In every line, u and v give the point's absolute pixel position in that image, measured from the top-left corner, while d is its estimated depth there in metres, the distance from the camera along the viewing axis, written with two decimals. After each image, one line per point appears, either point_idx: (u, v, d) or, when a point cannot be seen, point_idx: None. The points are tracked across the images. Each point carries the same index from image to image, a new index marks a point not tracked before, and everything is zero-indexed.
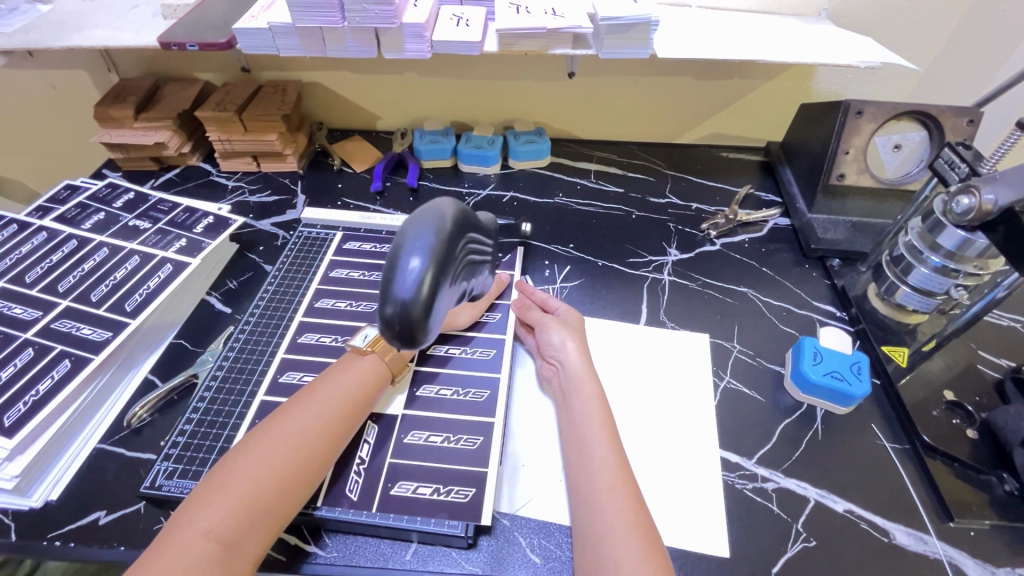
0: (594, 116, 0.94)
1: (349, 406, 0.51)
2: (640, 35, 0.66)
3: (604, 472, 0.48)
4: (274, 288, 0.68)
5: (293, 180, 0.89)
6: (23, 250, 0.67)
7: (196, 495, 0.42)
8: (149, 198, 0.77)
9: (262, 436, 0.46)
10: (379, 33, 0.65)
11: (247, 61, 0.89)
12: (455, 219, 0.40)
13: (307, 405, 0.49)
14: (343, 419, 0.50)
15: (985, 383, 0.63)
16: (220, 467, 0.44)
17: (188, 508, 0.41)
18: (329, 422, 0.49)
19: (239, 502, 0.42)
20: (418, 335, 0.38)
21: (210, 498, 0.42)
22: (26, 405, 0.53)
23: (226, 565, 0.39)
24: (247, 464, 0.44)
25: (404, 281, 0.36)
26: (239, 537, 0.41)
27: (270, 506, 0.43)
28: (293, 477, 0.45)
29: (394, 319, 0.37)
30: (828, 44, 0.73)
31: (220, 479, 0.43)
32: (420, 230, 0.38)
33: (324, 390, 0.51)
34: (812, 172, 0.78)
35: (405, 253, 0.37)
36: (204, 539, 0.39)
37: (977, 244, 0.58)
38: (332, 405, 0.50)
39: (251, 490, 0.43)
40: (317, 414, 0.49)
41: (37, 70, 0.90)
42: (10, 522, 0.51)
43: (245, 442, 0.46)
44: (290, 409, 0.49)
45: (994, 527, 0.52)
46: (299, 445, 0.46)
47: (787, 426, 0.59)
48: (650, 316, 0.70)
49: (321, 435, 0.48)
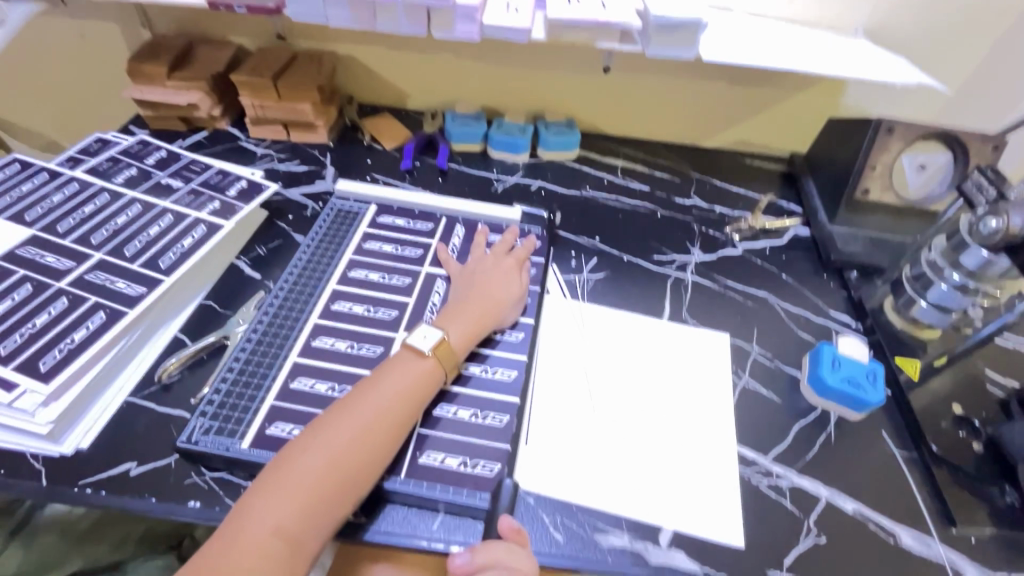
0: (625, 113, 0.95)
1: (408, 401, 0.51)
2: (687, 36, 0.67)
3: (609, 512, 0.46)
4: (308, 257, 0.68)
5: (322, 152, 0.89)
6: (54, 200, 0.67)
7: (261, 486, 0.44)
8: (181, 158, 0.77)
9: (323, 431, 0.47)
10: (431, 11, 0.66)
11: (283, 27, 0.89)
12: None
13: (365, 401, 0.50)
14: (403, 413, 0.50)
15: (991, 401, 0.65)
16: (284, 458, 0.46)
17: (255, 504, 0.43)
18: (388, 420, 0.49)
19: (301, 499, 0.44)
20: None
21: (275, 493, 0.44)
22: (61, 352, 0.53)
23: (292, 559, 0.42)
24: (309, 461, 0.45)
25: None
26: (303, 534, 0.43)
27: (331, 504, 0.45)
28: (353, 475, 0.46)
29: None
30: (866, 60, 0.74)
31: (284, 473, 0.45)
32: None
33: (381, 386, 0.51)
34: (835, 185, 0.80)
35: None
36: (270, 537, 0.42)
37: (999, 265, 0.61)
38: (391, 402, 0.50)
39: (313, 489, 0.44)
40: (376, 409, 0.49)
41: (68, 18, 0.89)
42: (40, 467, 0.51)
43: (308, 438, 0.47)
44: (348, 405, 0.50)
45: (993, 535, 0.55)
46: (359, 445, 0.47)
47: (801, 427, 0.61)
48: (673, 312, 0.71)
49: (381, 433, 0.49)
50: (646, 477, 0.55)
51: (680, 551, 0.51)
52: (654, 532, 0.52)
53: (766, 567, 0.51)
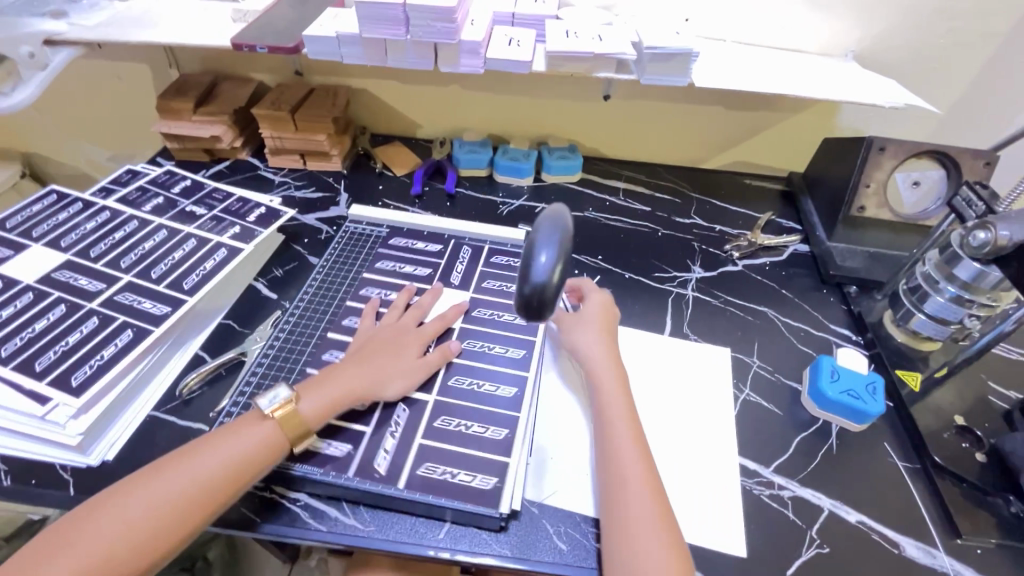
0: (626, 138, 0.98)
1: (252, 462, 0.50)
2: (680, 64, 0.70)
3: (629, 461, 0.52)
4: (322, 278, 0.72)
5: (336, 179, 0.93)
6: (87, 227, 0.72)
7: (109, 497, 0.46)
8: (204, 187, 0.81)
9: (177, 461, 0.49)
10: (438, 47, 0.70)
11: (301, 65, 0.95)
12: (574, 224, 0.45)
13: (210, 451, 0.49)
14: (243, 470, 0.49)
15: (993, 412, 0.66)
16: (106, 496, 0.46)
17: (101, 513, 0.45)
18: (228, 472, 0.49)
19: (125, 534, 0.44)
20: (547, 312, 0.44)
21: (103, 518, 0.45)
22: (91, 368, 0.56)
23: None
24: (122, 509, 0.45)
25: (540, 267, 0.42)
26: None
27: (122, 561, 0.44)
28: (160, 533, 0.45)
29: (528, 302, 0.42)
30: (856, 83, 0.77)
31: (92, 520, 0.45)
32: (549, 227, 0.44)
33: (232, 440, 0.50)
34: (833, 203, 0.82)
35: (536, 246, 0.43)
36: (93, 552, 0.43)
37: (991, 277, 0.62)
38: (235, 459, 0.49)
39: (134, 530, 0.45)
40: (221, 462, 0.49)
41: (105, 60, 0.95)
42: (68, 477, 0.54)
43: (158, 468, 0.48)
44: (210, 442, 0.50)
45: (1000, 546, 0.54)
46: (196, 484, 0.47)
47: (803, 439, 0.62)
48: (674, 327, 0.73)
49: (214, 488, 0.48)
50: None
51: None
52: None
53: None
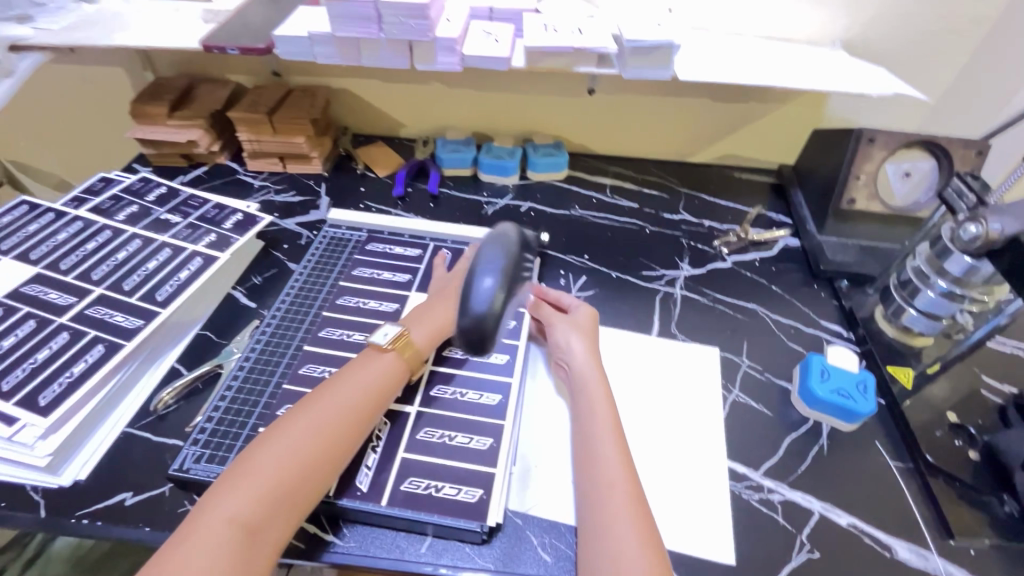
0: (613, 133, 0.97)
1: (372, 397, 0.53)
2: (662, 57, 0.69)
3: (606, 465, 0.51)
4: (300, 285, 0.70)
5: (317, 182, 0.91)
6: (59, 238, 0.70)
7: (235, 469, 0.46)
8: (179, 194, 0.79)
9: (291, 419, 0.49)
10: (413, 45, 0.68)
11: (279, 65, 0.93)
12: (518, 247, 0.47)
13: (329, 396, 0.52)
14: (367, 404, 0.52)
15: (988, 407, 0.64)
16: (247, 454, 0.47)
17: (238, 478, 0.45)
18: (348, 414, 0.51)
19: (260, 493, 0.44)
20: (489, 343, 0.45)
21: (238, 484, 0.44)
22: (60, 386, 0.55)
23: (250, 551, 0.42)
24: (272, 454, 0.46)
25: (480, 295, 0.43)
26: (264, 523, 0.43)
27: (289, 494, 0.45)
28: (316, 464, 0.47)
29: (468, 329, 0.43)
30: (844, 72, 0.75)
31: (245, 473, 0.45)
32: (492, 253, 0.45)
33: (342, 387, 0.53)
34: (822, 196, 0.81)
35: (478, 273, 0.45)
36: (228, 523, 0.42)
37: (982, 271, 0.60)
38: (357, 395, 0.52)
39: (279, 480, 0.45)
40: (342, 404, 0.51)
41: (76, 65, 0.94)
42: (39, 499, 0.52)
43: (274, 430, 0.49)
44: (316, 397, 0.52)
45: (994, 547, 0.53)
46: (320, 432, 0.49)
47: (793, 440, 0.61)
48: (661, 327, 0.72)
49: (342, 429, 0.50)
50: None
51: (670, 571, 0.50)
52: None
53: None
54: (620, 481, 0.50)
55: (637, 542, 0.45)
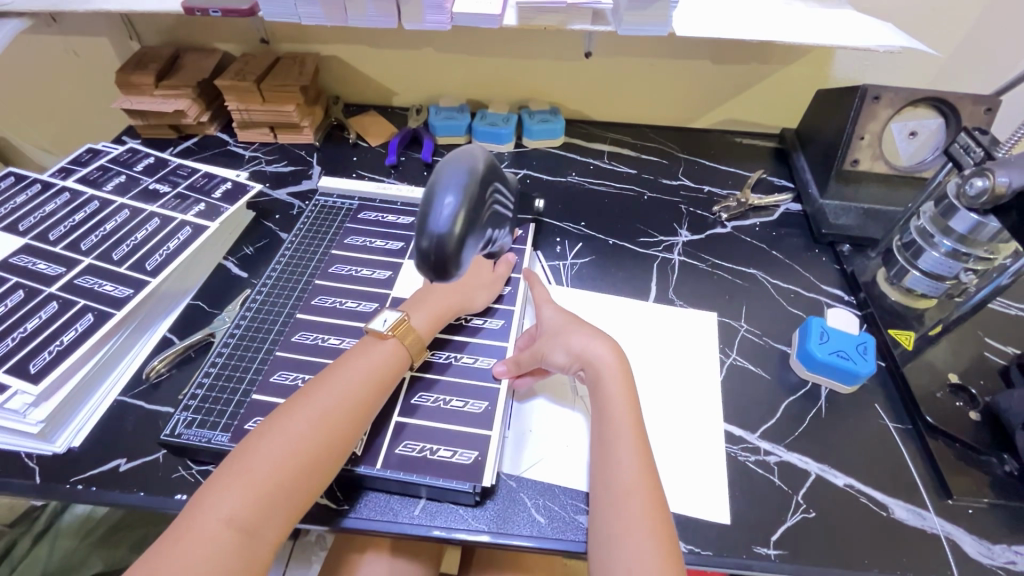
0: (610, 98, 0.94)
1: (372, 389, 0.51)
2: (659, 12, 0.66)
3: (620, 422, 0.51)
4: (291, 254, 0.69)
5: (308, 152, 0.90)
6: (46, 209, 0.69)
7: (228, 466, 0.45)
8: (168, 163, 0.78)
9: (286, 413, 0.48)
10: (400, 3, 0.66)
11: (266, 31, 0.90)
12: (486, 167, 0.42)
13: (327, 389, 0.50)
14: (367, 397, 0.51)
15: (990, 369, 0.63)
16: (242, 448, 0.46)
17: (233, 475, 0.44)
18: (345, 407, 0.49)
19: (257, 491, 0.43)
20: (451, 269, 0.40)
21: (232, 482, 0.43)
22: (50, 354, 0.54)
23: (246, 549, 0.42)
24: (269, 450, 0.45)
25: (440, 215, 0.38)
26: (260, 521, 0.43)
27: (286, 491, 0.44)
28: (315, 460, 0.46)
29: (428, 253, 0.39)
30: (850, 27, 0.72)
31: (241, 469, 0.44)
32: (455, 170, 0.40)
33: (338, 379, 0.51)
34: (825, 158, 0.78)
35: (439, 191, 0.39)
36: (224, 525, 0.41)
37: (988, 228, 0.59)
38: (357, 387, 0.51)
39: (275, 476, 0.44)
40: (341, 396, 0.50)
41: (58, 35, 0.91)
42: (35, 465, 0.53)
43: (269, 424, 0.47)
44: (312, 390, 0.50)
45: (993, 506, 0.53)
46: (317, 427, 0.47)
47: (791, 403, 0.60)
48: (659, 293, 0.71)
49: (339, 421, 0.48)
50: None
51: None
52: None
53: (752, 543, 0.50)
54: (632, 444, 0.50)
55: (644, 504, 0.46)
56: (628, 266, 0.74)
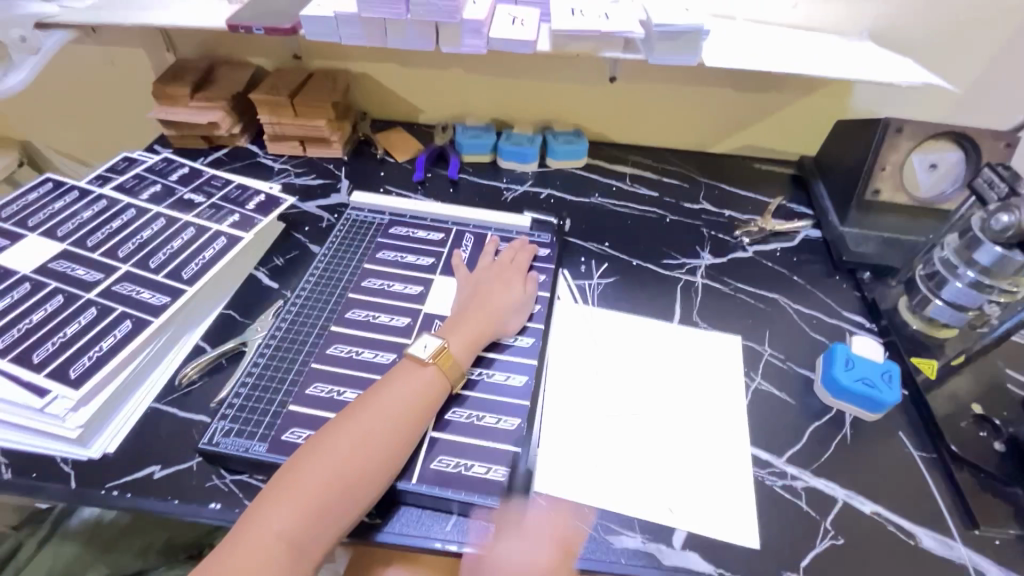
0: (633, 122, 0.96)
1: (414, 411, 0.52)
2: (690, 42, 0.68)
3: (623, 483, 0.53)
4: (323, 267, 0.70)
5: (337, 166, 0.91)
6: (84, 216, 0.70)
7: (279, 482, 0.46)
8: (202, 174, 0.80)
9: (333, 432, 0.49)
10: (439, 27, 0.68)
11: (299, 48, 0.92)
12: None
13: (370, 409, 0.51)
14: (410, 420, 0.52)
15: (1012, 400, 0.64)
16: (291, 466, 0.47)
17: (284, 491, 0.45)
18: (390, 429, 0.50)
19: (307, 509, 0.45)
20: None
21: (283, 498, 0.45)
22: (90, 359, 0.56)
23: (294, 564, 0.43)
24: (317, 468, 0.47)
25: None
26: (308, 540, 0.44)
27: (333, 511, 0.46)
28: (361, 481, 0.47)
29: None
30: (873, 61, 0.74)
31: (291, 485, 0.46)
32: None
33: (383, 400, 0.52)
34: (846, 187, 0.80)
35: None
36: (276, 540, 0.43)
37: (1013, 262, 0.60)
38: (400, 410, 0.52)
39: (323, 496, 0.46)
40: (385, 418, 0.51)
41: (98, 46, 0.93)
42: (70, 470, 0.53)
43: (317, 441, 0.49)
44: (359, 410, 0.51)
45: (1019, 537, 0.53)
46: (363, 448, 0.49)
47: (816, 429, 0.61)
48: (683, 315, 0.72)
49: (384, 443, 0.50)
50: (658, 478, 0.55)
51: (693, 552, 0.51)
52: (668, 533, 0.52)
53: (782, 568, 0.50)
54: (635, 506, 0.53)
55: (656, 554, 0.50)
56: (653, 288, 0.75)
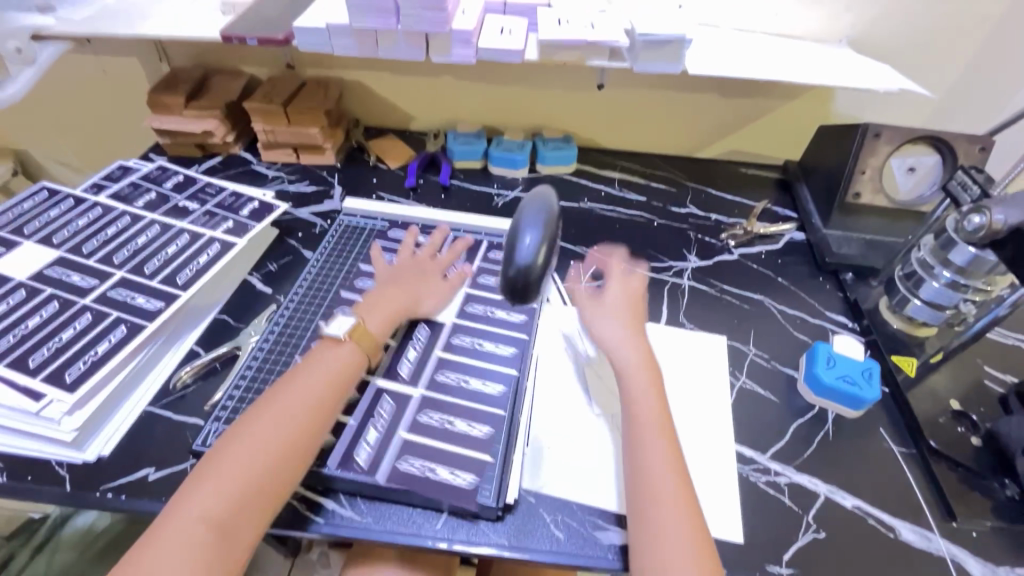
0: (621, 128, 0.98)
1: (330, 386, 0.54)
2: (673, 51, 0.70)
3: (653, 472, 0.50)
4: (316, 272, 0.71)
5: (330, 173, 0.93)
6: (79, 223, 0.71)
7: (202, 470, 0.47)
8: (196, 181, 0.81)
9: (255, 415, 0.50)
10: (429, 37, 0.70)
11: (293, 57, 0.94)
12: (555, 207, 0.52)
13: (289, 390, 0.52)
14: (330, 394, 0.53)
15: (990, 396, 0.66)
16: (214, 454, 0.48)
17: (206, 477, 0.46)
18: (311, 405, 0.52)
19: (229, 489, 0.46)
20: (531, 293, 0.51)
21: (205, 483, 0.46)
22: (85, 364, 0.56)
23: (220, 545, 0.44)
24: (238, 449, 0.48)
25: (525, 248, 0.49)
26: (232, 519, 0.45)
27: (256, 488, 0.46)
28: (283, 458, 0.48)
29: (515, 278, 0.49)
30: (852, 68, 0.77)
31: (215, 470, 0.47)
32: (534, 213, 0.51)
33: (300, 380, 0.53)
34: (829, 190, 0.82)
35: (522, 230, 0.50)
36: (198, 523, 0.44)
37: (987, 261, 0.62)
38: (316, 385, 0.53)
39: (245, 474, 0.46)
40: (303, 400, 0.52)
41: (93, 56, 0.95)
42: (65, 473, 0.54)
43: (239, 426, 0.50)
44: (278, 391, 0.52)
45: (996, 529, 0.55)
46: (284, 426, 0.50)
47: (799, 426, 0.62)
48: (670, 317, 0.73)
49: (305, 419, 0.51)
50: None
51: None
52: None
53: (765, 561, 0.51)
54: (672, 499, 0.48)
55: (689, 540, 0.46)
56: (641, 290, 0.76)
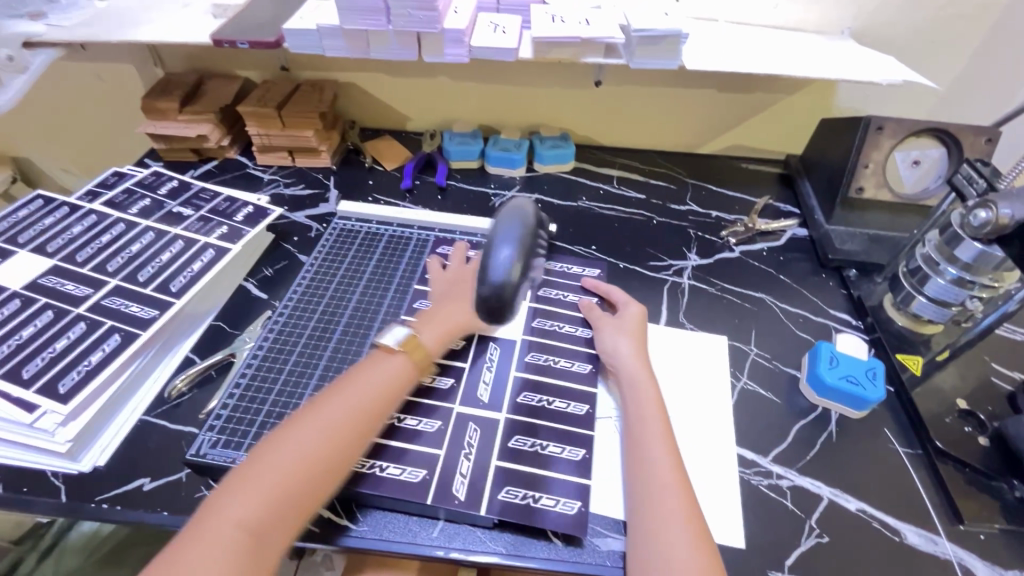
0: (619, 125, 0.97)
1: (377, 399, 0.53)
2: (669, 46, 0.69)
3: (660, 469, 0.51)
4: (311, 277, 0.71)
5: (326, 176, 0.92)
6: (73, 231, 0.71)
7: (241, 473, 0.46)
8: (191, 187, 0.80)
9: (300, 421, 0.50)
10: (421, 37, 0.69)
11: (287, 60, 0.93)
12: (531, 222, 0.59)
13: (336, 399, 0.52)
14: (375, 407, 0.53)
15: (997, 394, 0.65)
16: (255, 456, 0.47)
17: (246, 481, 0.45)
18: (356, 417, 0.51)
19: (269, 497, 0.45)
20: (505, 309, 0.54)
21: (245, 486, 0.45)
22: (79, 374, 0.56)
23: (257, 552, 0.43)
24: (281, 455, 0.47)
25: (499, 264, 0.54)
26: (269, 527, 0.44)
27: (295, 498, 0.46)
28: (324, 468, 0.48)
29: (489, 294, 0.53)
30: (853, 60, 0.75)
31: (254, 475, 0.46)
32: (509, 229, 0.57)
33: (348, 389, 0.53)
34: (831, 185, 0.80)
35: (497, 246, 0.55)
36: (235, 528, 0.43)
37: (994, 257, 0.60)
38: (364, 395, 0.53)
39: (285, 482, 0.46)
40: (348, 409, 0.51)
41: (88, 62, 0.94)
42: (60, 484, 0.53)
43: (283, 431, 0.49)
44: (326, 399, 0.52)
45: (1004, 531, 0.54)
46: (328, 436, 0.49)
47: (801, 428, 0.61)
48: (669, 317, 0.72)
49: (349, 430, 0.50)
50: None
51: None
52: None
53: (767, 567, 0.50)
54: (674, 491, 0.49)
55: (688, 539, 0.46)
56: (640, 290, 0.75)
